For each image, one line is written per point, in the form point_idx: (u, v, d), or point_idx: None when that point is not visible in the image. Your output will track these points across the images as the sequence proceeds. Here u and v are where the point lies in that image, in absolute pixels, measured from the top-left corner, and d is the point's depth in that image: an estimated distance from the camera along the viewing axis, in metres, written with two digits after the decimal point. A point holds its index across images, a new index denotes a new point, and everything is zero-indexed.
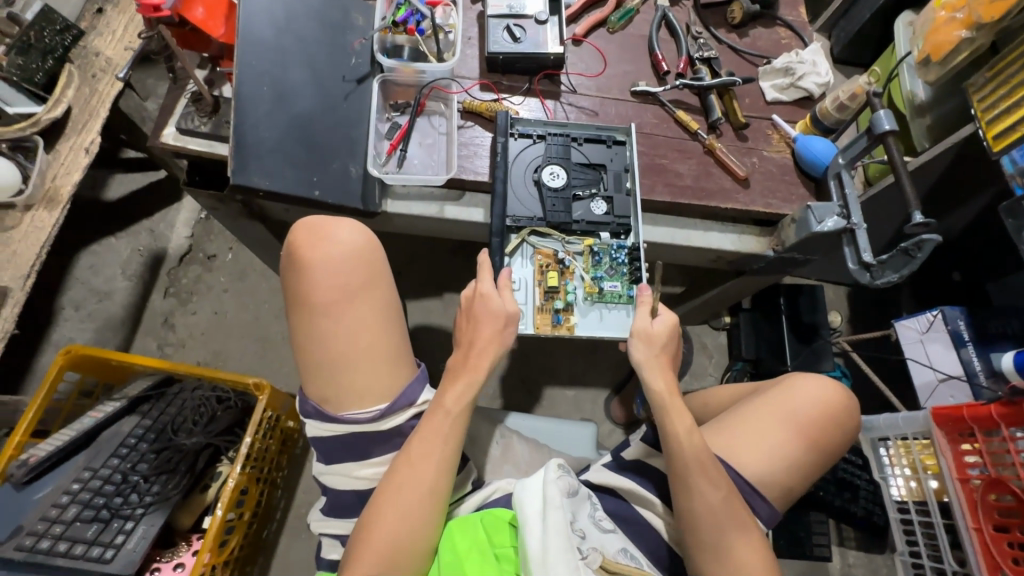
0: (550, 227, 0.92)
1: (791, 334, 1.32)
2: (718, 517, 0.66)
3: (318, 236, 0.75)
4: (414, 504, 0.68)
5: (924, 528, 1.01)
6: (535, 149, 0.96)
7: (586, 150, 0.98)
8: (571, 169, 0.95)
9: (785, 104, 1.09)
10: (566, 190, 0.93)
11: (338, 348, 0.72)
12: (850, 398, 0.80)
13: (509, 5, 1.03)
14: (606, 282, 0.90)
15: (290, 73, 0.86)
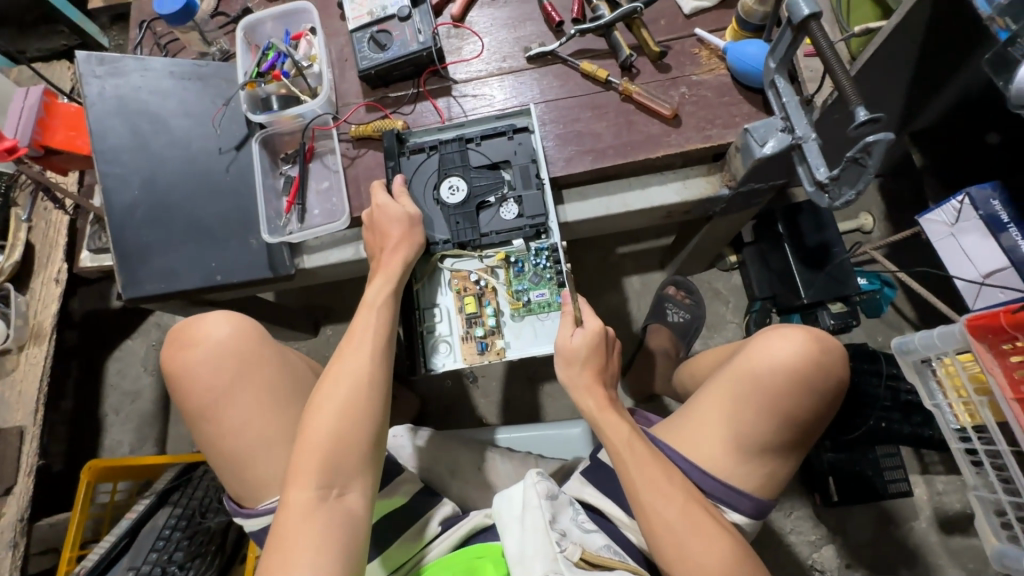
0: (460, 248, 0.86)
1: (800, 261, 1.15)
2: (680, 524, 0.63)
3: (188, 344, 0.78)
4: (323, 534, 0.64)
5: (990, 457, 0.86)
6: (430, 162, 0.88)
7: (484, 148, 0.89)
8: (472, 176, 0.87)
9: (709, 10, 0.93)
10: (469, 202, 0.86)
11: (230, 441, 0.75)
12: (829, 352, 0.72)
13: (372, 11, 0.94)
14: (530, 293, 0.86)
15: (162, 166, 0.86)
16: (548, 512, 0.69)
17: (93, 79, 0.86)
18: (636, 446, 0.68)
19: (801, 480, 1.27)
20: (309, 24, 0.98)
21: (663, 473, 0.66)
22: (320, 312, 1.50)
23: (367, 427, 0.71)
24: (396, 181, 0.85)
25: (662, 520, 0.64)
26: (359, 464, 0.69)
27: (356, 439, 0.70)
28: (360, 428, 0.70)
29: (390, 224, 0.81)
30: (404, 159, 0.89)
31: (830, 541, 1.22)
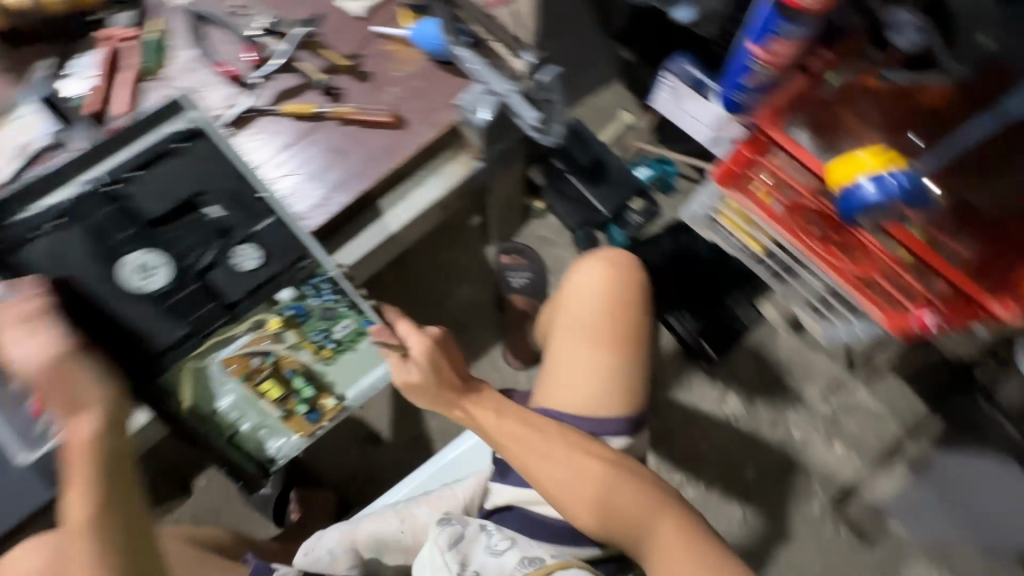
0: (211, 337, 0.66)
1: (586, 182, 1.23)
2: (573, 477, 0.69)
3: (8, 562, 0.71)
4: None
5: (785, 267, 0.99)
6: (73, 239, 0.62)
7: (155, 194, 0.64)
8: (156, 245, 0.64)
9: (380, 6, 0.91)
10: (184, 275, 0.65)
11: None
12: (630, 271, 0.85)
13: (20, 143, 0.81)
14: (331, 335, 0.78)
15: None
16: (455, 564, 0.73)
17: None
18: (512, 427, 0.72)
19: (686, 356, 1.38)
20: None
21: (545, 438, 0.71)
22: None
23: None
24: (25, 305, 0.58)
25: (557, 481, 0.69)
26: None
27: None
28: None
29: (57, 384, 0.57)
30: (24, 249, 0.61)
31: (730, 390, 1.36)
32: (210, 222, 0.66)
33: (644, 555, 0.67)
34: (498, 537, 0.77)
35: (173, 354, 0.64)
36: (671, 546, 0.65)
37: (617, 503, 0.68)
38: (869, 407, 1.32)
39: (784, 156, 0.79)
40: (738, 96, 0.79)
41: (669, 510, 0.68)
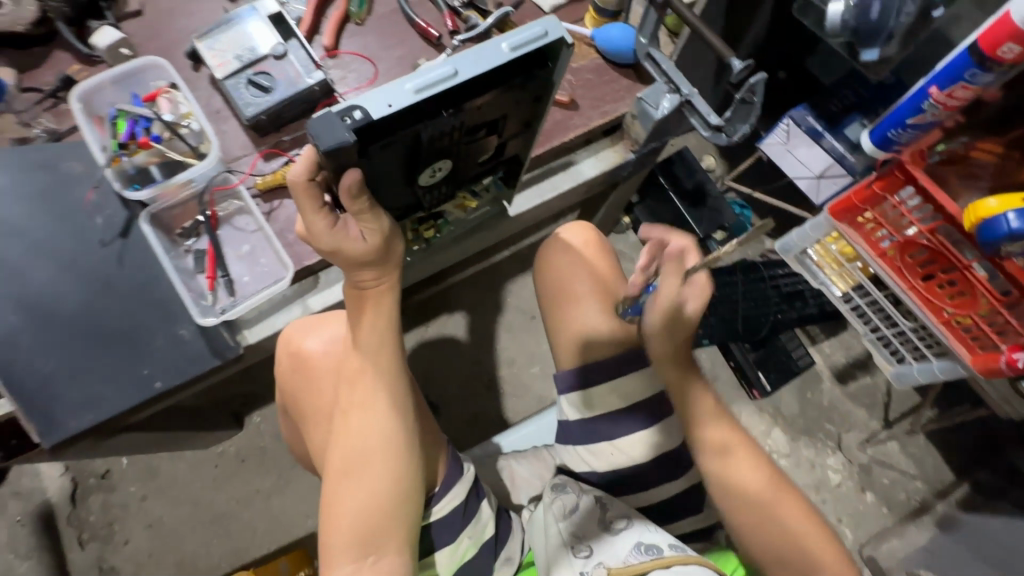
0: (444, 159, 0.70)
1: (684, 204, 1.34)
2: (729, 440, 0.74)
3: (297, 341, 0.79)
4: (365, 508, 0.68)
5: (872, 306, 1.09)
6: (397, 144, 0.61)
7: (473, 121, 0.65)
8: (453, 152, 0.69)
9: (564, 6, 1.03)
10: (457, 144, 0.68)
11: (317, 427, 0.78)
12: (591, 231, 0.91)
13: (238, 55, 0.88)
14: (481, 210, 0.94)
15: (34, 277, 0.69)
16: (571, 535, 0.73)
17: None
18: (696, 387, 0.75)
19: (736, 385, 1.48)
20: (162, 81, 0.88)
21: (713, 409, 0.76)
22: (238, 401, 1.31)
23: (391, 494, 0.69)
24: (347, 227, 0.63)
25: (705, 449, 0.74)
26: (391, 526, 0.68)
27: (394, 494, 0.69)
28: (390, 488, 0.69)
29: (334, 241, 0.63)
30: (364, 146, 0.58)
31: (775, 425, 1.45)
32: (507, 87, 0.62)
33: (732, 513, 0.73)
34: (611, 513, 0.76)
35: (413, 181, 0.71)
36: (796, 523, 0.70)
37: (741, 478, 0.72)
38: (900, 464, 1.41)
39: (911, 193, 0.91)
40: (892, 134, 0.86)
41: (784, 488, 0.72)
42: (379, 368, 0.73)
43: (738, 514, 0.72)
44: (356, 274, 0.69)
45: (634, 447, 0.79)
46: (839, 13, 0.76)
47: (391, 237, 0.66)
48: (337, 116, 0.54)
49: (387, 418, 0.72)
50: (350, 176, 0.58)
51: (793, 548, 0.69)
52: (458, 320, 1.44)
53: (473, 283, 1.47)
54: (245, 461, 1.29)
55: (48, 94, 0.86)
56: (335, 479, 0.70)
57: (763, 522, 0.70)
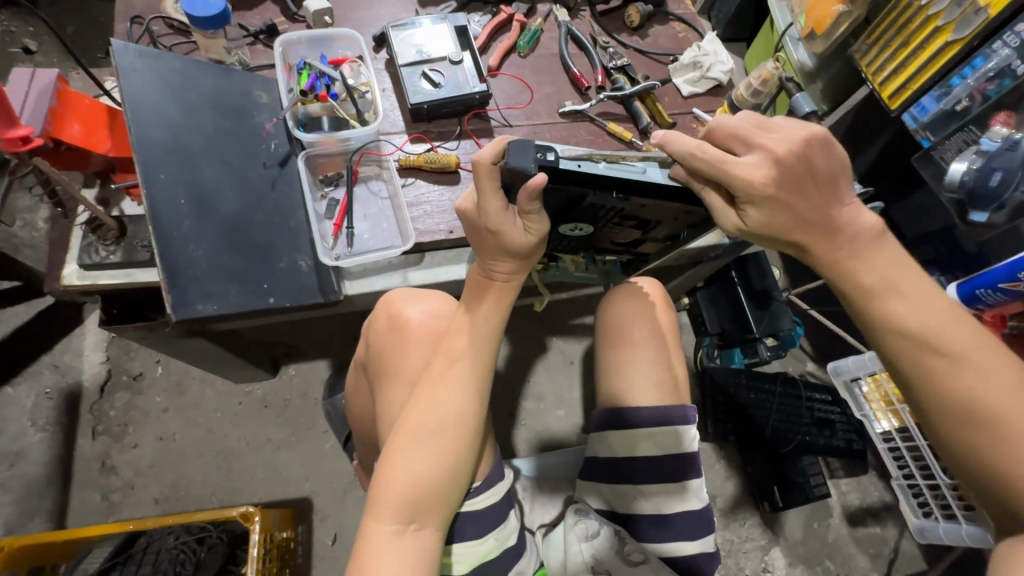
0: (587, 224, 0.78)
1: (748, 302, 1.40)
2: (951, 338, 0.54)
3: (402, 304, 0.78)
4: (416, 482, 0.64)
5: (910, 450, 1.11)
6: (568, 192, 0.68)
7: (633, 211, 0.73)
8: (602, 222, 0.77)
9: (700, 95, 1.14)
10: (602, 222, 0.77)
11: (389, 389, 0.74)
12: (657, 291, 0.91)
13: (418, 51, 0.99)
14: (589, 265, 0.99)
15: (204, 173, 0.76)
16: (589, 556, 0.75)
17: (132, 72, 0.75)
18: (867, 280, 0.57)
19: (749, 494, 1.46)
20: (349, 52, 1.00)
21: (887, 257, 0.57)
22: (282, 349, 1.36)
23: (449, 481, 0.65)
24: (512, 218, 0.67)
25: (894, 351, 0.56)
26: (434, 512, 0.64)
27: (450, 483, 0.65)
28: (449, 470, 0.65)
29: (498, 231, 0.66)
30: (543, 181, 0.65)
31: (775, 544, 1.42)
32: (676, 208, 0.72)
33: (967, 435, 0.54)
34: (630, 547, 0.76)
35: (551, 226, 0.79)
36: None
37: (965, 385, 0.53)
38: None
39: None
40: (980, 292, 0.90)
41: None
42: (479, 357, 0.71)
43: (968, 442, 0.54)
44: (493, 262, 0.71)
45: (659, 497, 0.80)
46: (960, 172, 0.84)
47: (544, 239, 0.70)
48: (534, 146, 0.62)
49: (472, 408, 0.69)
50: (534, 180, 0.60)
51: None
52: (502, 341, 1.48)
53: (526, 312, 1.53)
54: (268, 407, 1.32)
55: (252, 33, 0.98)
56: (396, 447, 0.66)
57: (983, 444, 0.53)
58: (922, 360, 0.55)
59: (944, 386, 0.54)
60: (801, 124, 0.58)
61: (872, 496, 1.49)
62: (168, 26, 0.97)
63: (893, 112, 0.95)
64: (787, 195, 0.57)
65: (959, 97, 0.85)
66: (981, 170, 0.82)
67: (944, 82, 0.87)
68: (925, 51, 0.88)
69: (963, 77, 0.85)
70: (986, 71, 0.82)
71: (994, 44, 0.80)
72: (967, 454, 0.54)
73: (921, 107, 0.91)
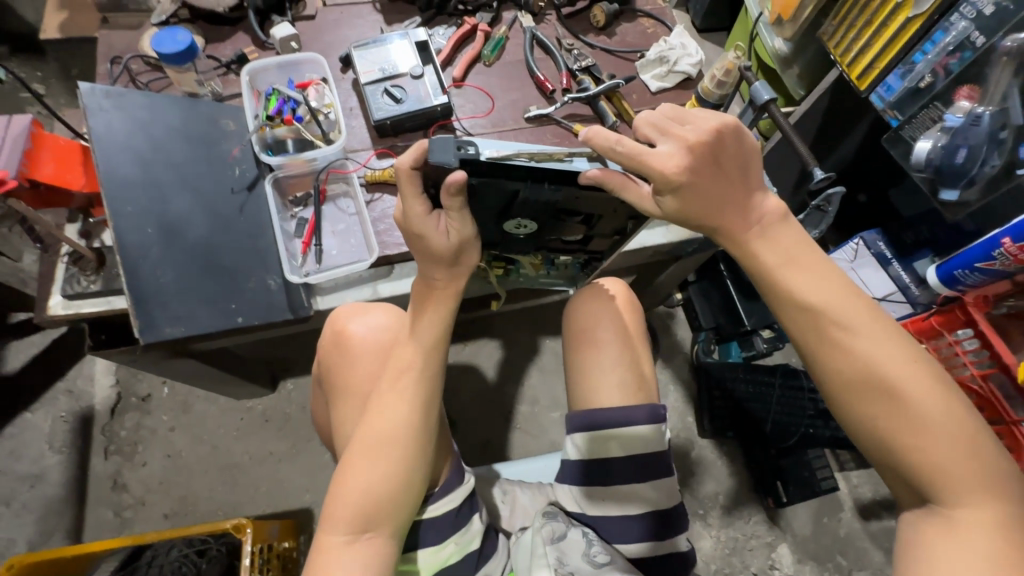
0: (529, 224, 0.78)
1: (739, 295, 1.37)
2: (845, 313, 0.60)
3: (356, 317, 0.81)
4: (365, 494, 0.65)
5: None
6: (501, 188, 0.68)
7: (568, 206, 0.73)
8: (544, 219, 0.77)
9: (669, 90, 1.13)
10: (544, 222, 0.78)
11: (345, 407, 0.77)
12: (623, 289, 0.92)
13: (381, 68, 1.02)
14: (552, 266, 1.00)
15: (172, 201, 0.80)
16: (553, 559, 0.74)
17: (100, 112, 0.79)
18: (767, 259, 0.62)
19: (754, 489, 1.43)
20: (315, 75, 1.03)
21: (791, 236, 0.63)
22: (280, 365, 1.40)
23: (397, 490, 0.66)
24: (433, 218, 0.69)
25: (796, 325, 0.61)
26: (387, 522, 0.65)
27: (399, 492, 0.66)
28: (397, 478, 0.66)
29: (425, 237, 0.69)
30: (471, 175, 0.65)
31: (784, 540, 1.39)
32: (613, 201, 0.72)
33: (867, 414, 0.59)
34: (595, 549, 0.77)
35: (496, 227, 0.79)
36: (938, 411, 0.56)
37: (858, 356, 0.59)
38: None
39: (969, 334, 0.91)
40: (958, 273, 0.90)
41: (924, 368, 0.58)
42: (422, 363, 0.73)
43: (875, 418, 0.58)
44: (429, 268, 0.73)
45: (627, 499, 0.80)
46: (925, 151, 0.83)
47: (469, 243, 0.71)
48: (456, 142, 0.63)
49: (416, 413, 0.70)
50: (454, 176, 0.62)
51: (924, 451, 0.56)
52: (496, 347, 1.50)
53: (518, 316, 1.53)
54: (268, 422, 1.36)
55: (224, 64, 1.03)
56: (347, 460, 0.68)
57: (875, 412, 0.58)
58: (826, 336, 0.60)
59: (840, 358, 0.59)
60: (715, 115, 0.61)
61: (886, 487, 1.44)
62: (145, 64, 1.02)
63: (862, 92, 0.91)
64: (694, 183, 0.59)
65: (922, 74, 0.83)
66: (946, 147, 0.82)
67: (906, 59, 0.84)
68: (888, 29, 0.85)
69: (925, 53, 0.82)
70: (946, 45, 0.79)
71: (952, 17, 0.78)
72: (861, 424, 0.59)
73: (888, 86, 0.88)
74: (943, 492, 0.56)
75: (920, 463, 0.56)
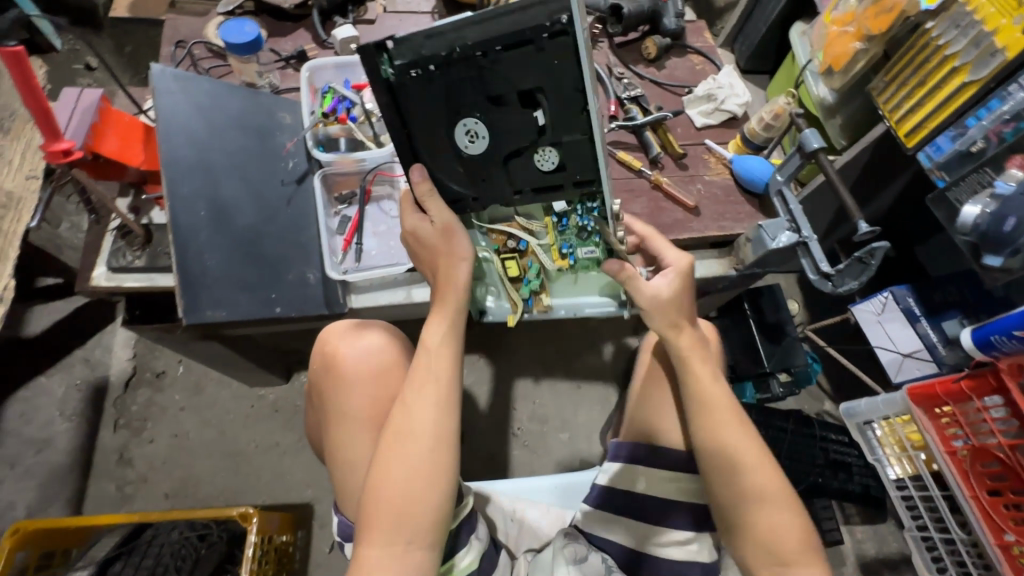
0: (479, 125, 0.68)
1: (761, 335, 1.37)
2: (725, 405, 0.74)
3: (354, 338, 0.80)
4: (398, 507, 0.63)
5: (925, 501, 1.06)
6: (427, 80, 0.65)
7: (501, 80, 0.64)
8: (491, 119, 0.67)
9: (714, 127, 1.15)
10: (491, 129, 0.68)
11: (347, 428, 0.75)
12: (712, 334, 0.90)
13: None
14: (578, 250, 0.84)
15: (223, 188, 0.82)
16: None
17: (167, 93, 0.81)
18: (681, 340, 0.76)
19: None
20: None
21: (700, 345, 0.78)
22: (295, 357, 1.40)
23: (428, 496, 0.64)
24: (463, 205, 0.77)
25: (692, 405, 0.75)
26: (424, 524, 0.64)
27: (427, 500, 0.64)
28: (423, 485, 0.64)
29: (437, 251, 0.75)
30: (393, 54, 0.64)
31: None
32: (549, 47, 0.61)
33: (733, 484, 0.71)
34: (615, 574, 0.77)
35: (449, 144, 0.70)
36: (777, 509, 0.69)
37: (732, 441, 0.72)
38: None
39: (997, 403, 0.91)
40: (995, 339, 0.90)
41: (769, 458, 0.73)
42: (435, 365, 0.71)
43: (739, 492, 0.71)
44: (442, 270, 0.75)
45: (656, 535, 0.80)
46: (973, 215, 0.83)
47: (453, 226, 0.73)
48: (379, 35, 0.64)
49: (439, 410, 0.68)
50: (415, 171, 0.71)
51: (774, 522, 0.69)
52: (510, 361, 1.50)
53: (536, 333, 1.54)
54: (277, 412, 1.36)
55: (283, 58, 1.06)
56: (376, 465, 0.66)
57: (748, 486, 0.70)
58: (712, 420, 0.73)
59: (720, 438, 0.72)
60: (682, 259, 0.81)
61: (890, 547, 1.42)
62: (208, 50, 1.05)
63: (910, 150, 0.92)
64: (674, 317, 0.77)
65: (974, 138, 0.84)
66: (994, 213, 0.81)
67: (959, 122, 0.86)
68: (942, 93, 0.87)
69: (979, 119, 0.84)
70: (1002, 113, 0.81)
71: (1010, 86, 0.80)
72: (737, 499, 0.71)
73: (937, 146, 0.89)
74: (786, 553, 0.68)
75: (761, 529, 0.69)
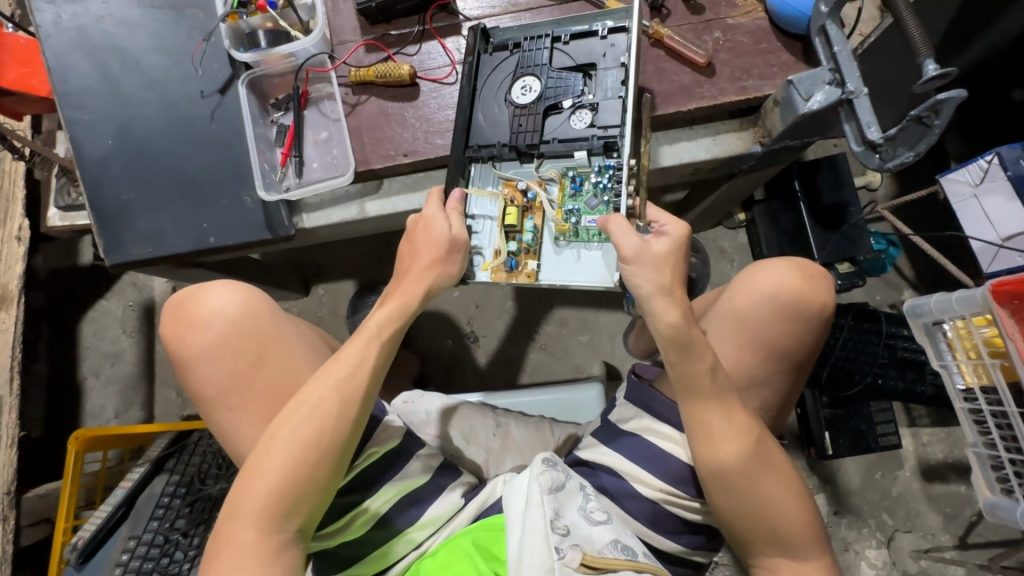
0: (535, 87, 0.78)
1: (813, 219, 1.12)
2: (724, 398, 0.63)
3: (193, 315, 0.67)
4: (270, 500, 0.59)
5: (996, 416, 0.87)
6: (498, 55, 0.80)
7: (560, 57, 0.79)
8: (550, 77, 0.78)
9: None
10: (540, 102, 0.77)
11: (216, 406, 0.67)
12: (812, 281, 0.70)
13: None
14: (582, 216, 0.76)
15: (132, 112, 0.77)
16: (550, 509, 0.66)
17: (46, 6, 0.77)
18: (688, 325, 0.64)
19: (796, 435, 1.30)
20: None
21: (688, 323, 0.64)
22: (310, 270, 1.41)
23: (308, 485, 0.60)
24: (453, 194, 0.75)
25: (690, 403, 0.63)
26: (303, 511, 0.60)
27: (309, 489, 0.60)
28: (305, 475, 0.60)
29: (424, 234, 0.71)
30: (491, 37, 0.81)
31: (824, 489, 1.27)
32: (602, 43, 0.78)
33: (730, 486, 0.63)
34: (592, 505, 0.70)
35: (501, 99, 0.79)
36: (779, 485, 0.63)
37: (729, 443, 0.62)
38: None
39: None
40: None
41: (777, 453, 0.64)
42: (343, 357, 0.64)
43: (731, 497, 0.63)
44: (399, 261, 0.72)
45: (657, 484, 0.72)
46: None
47: (460, 243, 0.71)
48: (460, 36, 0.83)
49: (337, 403, 0.62)
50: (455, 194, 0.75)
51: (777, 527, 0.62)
52: None
53: None
54: None
55: None
56: (253, 456, 0.61)
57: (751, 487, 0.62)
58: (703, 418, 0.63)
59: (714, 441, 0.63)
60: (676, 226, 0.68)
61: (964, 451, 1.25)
62: None
63: None
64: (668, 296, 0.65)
65: None
66: None
67: None
68: None
69: None
70: None
71: None
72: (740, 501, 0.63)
73: None
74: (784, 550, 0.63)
75: (761, 527, 0.63)
